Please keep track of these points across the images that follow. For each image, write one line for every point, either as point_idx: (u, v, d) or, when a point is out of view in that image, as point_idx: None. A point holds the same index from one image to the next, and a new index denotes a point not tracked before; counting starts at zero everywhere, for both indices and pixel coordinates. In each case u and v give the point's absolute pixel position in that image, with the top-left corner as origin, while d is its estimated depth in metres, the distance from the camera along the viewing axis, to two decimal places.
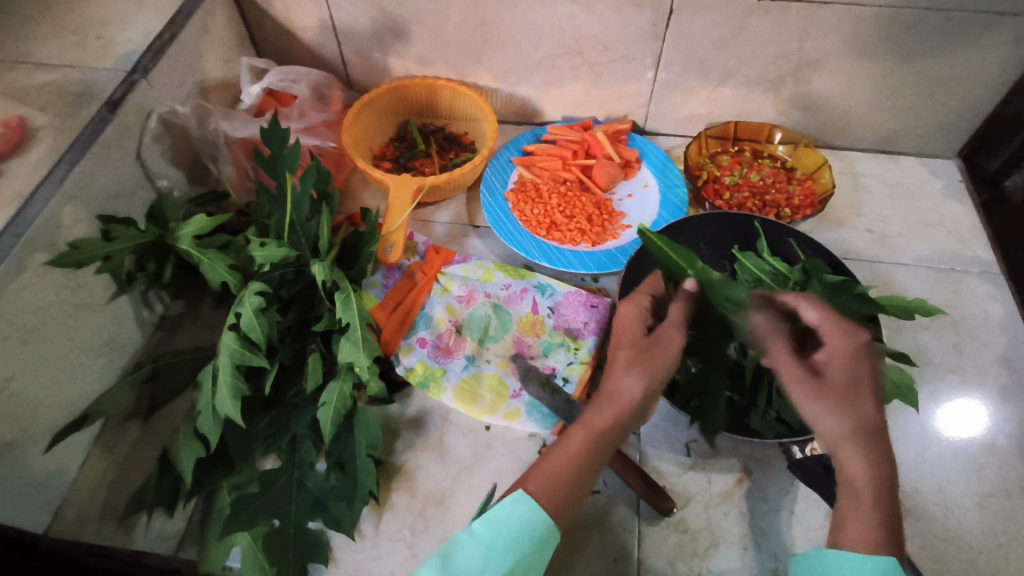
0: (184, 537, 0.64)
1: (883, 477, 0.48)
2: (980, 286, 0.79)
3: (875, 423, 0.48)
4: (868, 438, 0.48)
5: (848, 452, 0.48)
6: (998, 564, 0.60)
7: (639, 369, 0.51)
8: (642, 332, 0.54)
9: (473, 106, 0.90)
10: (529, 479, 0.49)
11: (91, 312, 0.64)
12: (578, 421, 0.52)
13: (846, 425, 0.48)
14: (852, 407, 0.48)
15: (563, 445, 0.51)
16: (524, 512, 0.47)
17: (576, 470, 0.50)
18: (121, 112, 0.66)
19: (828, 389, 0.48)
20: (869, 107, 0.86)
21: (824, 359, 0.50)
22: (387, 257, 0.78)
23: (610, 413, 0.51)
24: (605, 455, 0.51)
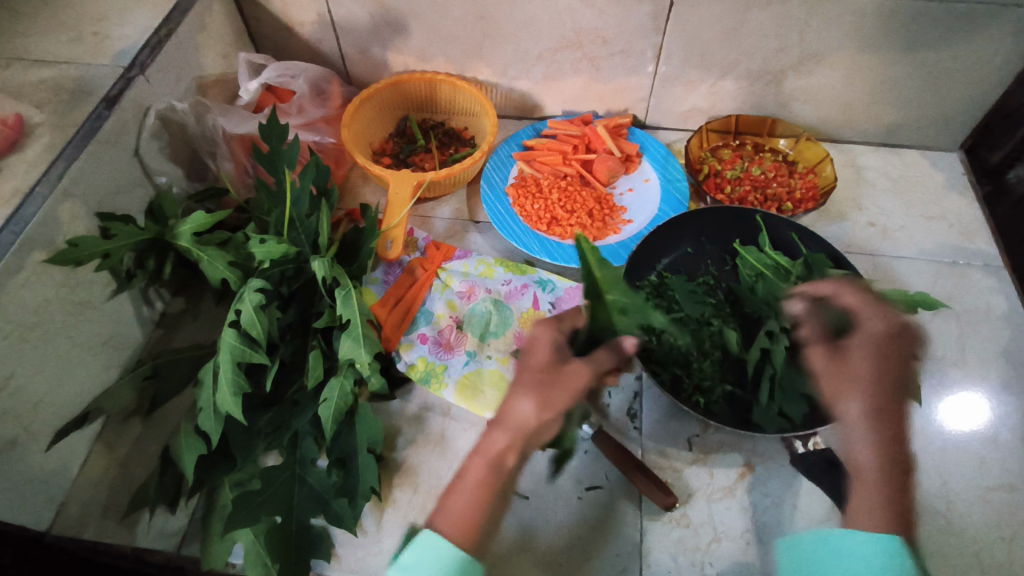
0: (187, 534, 0.64)
1: (893, 453, 0.51)
2: (983, 280, 0.79)
3: (876, 403, 0.53)
4: (886, 419, 0.52)
5: (860, 437, 0.52)
6: (1002, 557, 0.60)
7: (537, 395, 0.52)
8: (555, 357, 0.55)
9: (472, 100, 0.89)
10: (434, 515, 0.50)
11: (90, 310, 0.64)
12: (473, 450, 0.52)
13: (862, 408, 0.53)
14: (862, 391, 0.53)
15: (461, 479, 0.50)
16: (434, 551, 0.47)
17: (485, 501, 0.50)
18: (119, 108, 0.65)
19: (853, 376, 0.54)
20: (872, 100, 0.86)
21: (802, 355, 0.55)
22: (387, 253, 0.78)
23: (505, 439, 0.51)
24: (503, 485, 0.50)
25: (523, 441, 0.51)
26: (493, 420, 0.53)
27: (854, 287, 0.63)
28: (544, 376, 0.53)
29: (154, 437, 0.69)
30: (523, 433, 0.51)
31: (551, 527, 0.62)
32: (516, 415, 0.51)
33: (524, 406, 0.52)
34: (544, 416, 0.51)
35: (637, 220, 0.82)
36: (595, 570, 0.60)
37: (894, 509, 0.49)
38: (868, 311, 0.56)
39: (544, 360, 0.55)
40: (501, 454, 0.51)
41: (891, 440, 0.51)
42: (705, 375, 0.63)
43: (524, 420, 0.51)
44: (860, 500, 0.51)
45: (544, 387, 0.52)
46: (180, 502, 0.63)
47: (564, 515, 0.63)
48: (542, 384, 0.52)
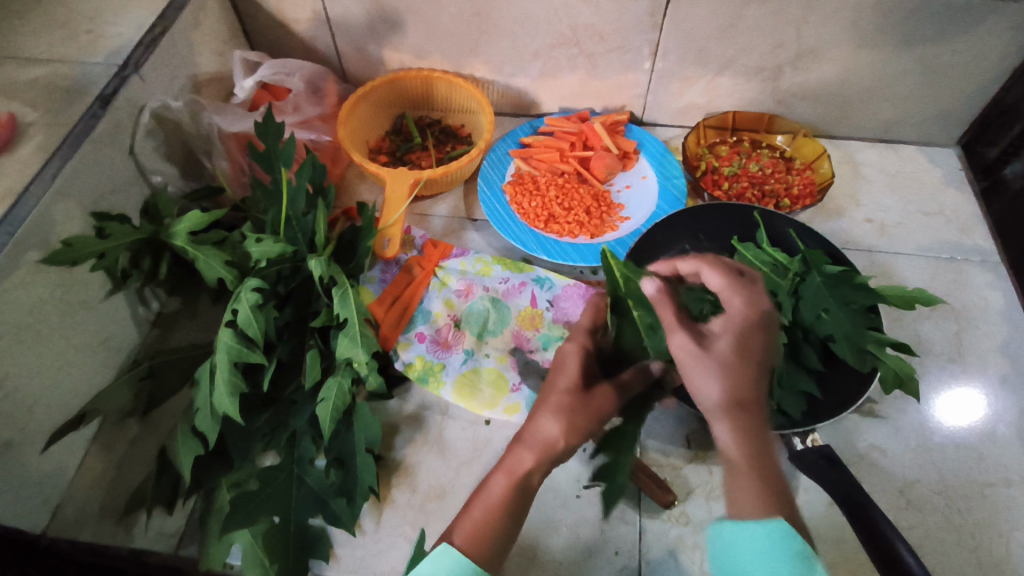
0: (184, 535, 0.64)
1: (759, 453, 0.46)
2: (981, 275, 0.79)
3: (755, 396, 0.49)
4: (747, 406, 0.48)
5: (721, 425, 0.48)
6: (999, 553, 0.60)
7: (563, 417, 0.53)
8: (582, 377, 0.55)
9: (469, 98, 0.89)
10: (454, 530, 0.50)
11: (86, 310, 0.63)
12: (499, 465, 0.53)
13: (726, 389, 0.48)
14: (734, 376, 0.49)
15: (483, 494, 0.52)
16: (448, 566, 0.47)
17: (506, 517, 0.51)
18: (113, 107, 0.65)
19: (714, 356, 0.49)
20: (869, 96, 0.86)
21: (719, 329, 0.51)
22: (384, 251, 0.77)
23: (530, 456, 0.52)
24: (525, 501, 0.52)
25: (549, 459, 0.53)
26: (520, 438, 0.54)
27: (854, 284, 0.64)
28: (573, 399, 0.54)
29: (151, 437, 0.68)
30: (549, 453, 0.53)
31: (550, 526, 0.62)
32: (540, 433, 0.53)
33: (549, 425, 0.53)
34: (571, 437, 0.53)
35: (635, 217, 0.82)
36: (594, 568, 0.60)
37: (775, 495, 0.46)
38: (733, 294, 0.54)
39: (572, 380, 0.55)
40: (526, 471, 0.52)
41: (756, 427, 0.47)
42: None
43: (550, 438, 0.53)
44: (738, 494, 0.46)
45: (572, 409, 0.53)
46: (177, 502, 0.63)
47: (563, 514, 0.63)
48: (570, 405, 0.54)
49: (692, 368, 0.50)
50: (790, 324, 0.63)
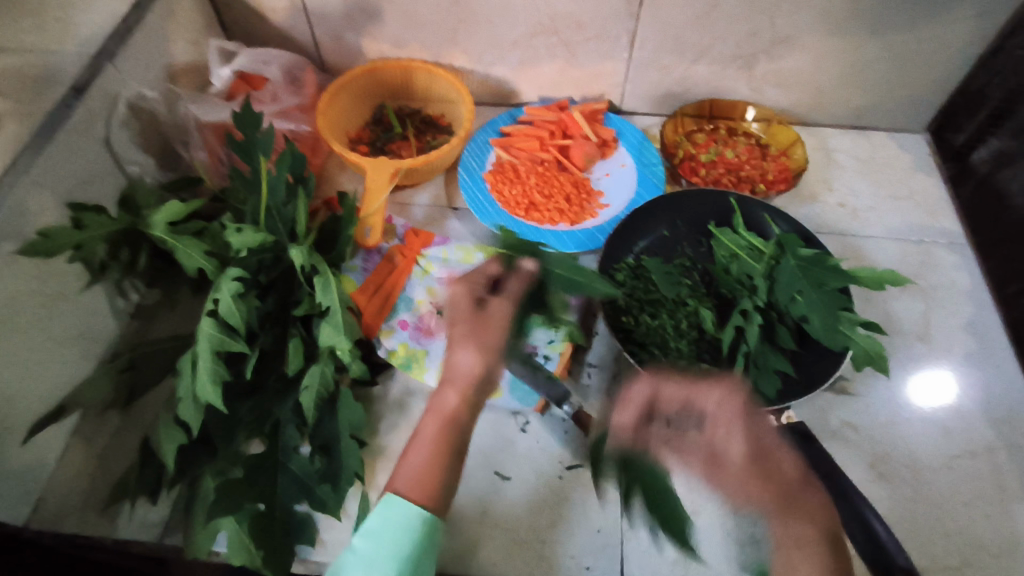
0: (169, 524, 0.65)
1: (826, 524, 0.48)
2: (948, 257, 0.81)
3: (794, 479, 0.50)
4: (795, 496, 0.49)
5: (783, 525, 0.48)
6: (965, 522, 0.62)
7: (473, 344, 0.54)
8: (473, 304, 0.57)
9: (449, 88, 0.89)
10: (395, 479, 0.51)
11: (63, 301, 0.63)
12: (427, 411, 0.54)
13: (770, 496, 0.48)
14: (767, 474, 0.49)
15: (416, 438, 0.53)
16: (398, 514, 0.49)
17: (442, 457, 0.51)
18: (87, 96, 0.64)
19: (733, 462, 0.50)
20: (840, 83, 0.88)
21: (724, 437, 0.52)
22: (366, 240, 0.78)
23: (453, 394, 0.54)
24: (460, 438, 0.53)
25: (471, 393, 0.54)
26: (443, 380, 0.55)
27: (825, 266, 0.65)
28: (473, 325, 0.55)
29: (132, 428, 0.68)
30: (471, 384, 0.54)
31: (532, 507, 0.63)
32: (459, 367, 0.54)
33: (465, 357, 0.54)
34: (487, 360, 0.54)
35: (614, 204, 0.83)
36: (577, 546, 0.61)
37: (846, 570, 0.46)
38: (702, 392, 0.54)
39: (466, 312, 0.56)
40: (455, 409, 0.53)
41: (817, 510, 0.48)
42: (681, 353, 0.65)
43: (467, 370, 0.54)
44: (796, 563, 0.47)
45: (476, 334, 0.55)
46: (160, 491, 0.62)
47: (544, 495, 0.64)
48: (471, 331, 0.55)
49: (725, 482, 0.50)
50: (765, 305, 0.67)
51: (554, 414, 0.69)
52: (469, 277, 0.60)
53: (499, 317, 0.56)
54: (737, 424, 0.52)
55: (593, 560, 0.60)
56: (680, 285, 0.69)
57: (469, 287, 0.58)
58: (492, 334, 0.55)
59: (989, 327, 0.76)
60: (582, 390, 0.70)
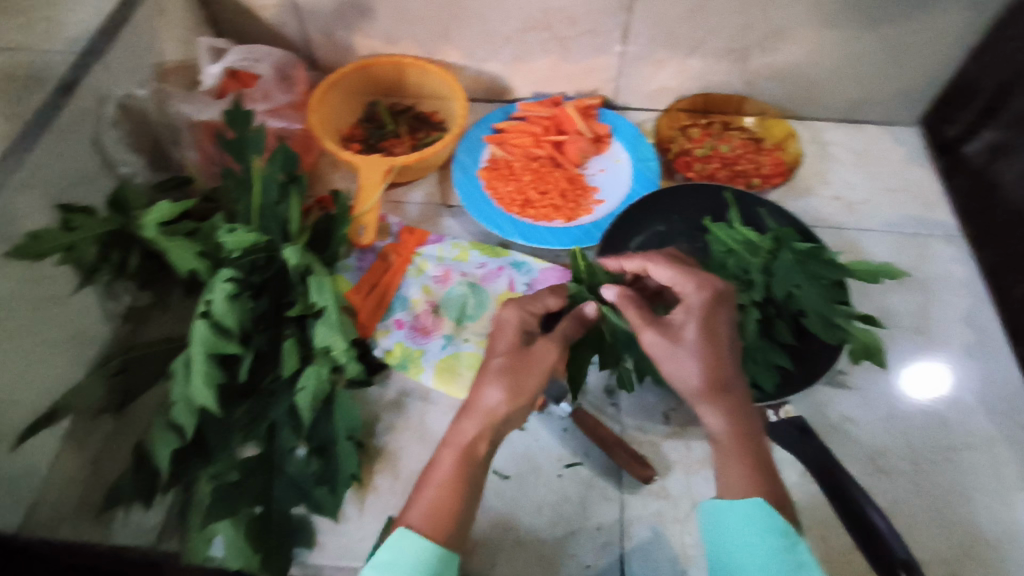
0: (164, 529, 0.63)
1: (743, 423, 0.51)
2: (943, 249, 0.82)
3: (729, 377, 0.52)
4: (723, 389, 0.52)
5: (704, 406, 0.52)
6: (964, 514, 0.63)
7: (505, 381, 0.54)
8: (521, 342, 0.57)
9: (442, 84, 0.88)
10: (409, 514, 0.49)
11: (54, 305, 0.62)
12: (444, 443, 0.53)
13: (701, 376, 0.52)
14: (708, 361, 0.52)
15: (431, 474, 0.51)
16: (410, 549, 0.47)
17: (458, 493, 0.50)
18: (75, 96, 0.63)
19: (682, 344, 0.53)
20: (834, 76, 0.87)
21: (681, 320, 0.55)
22: (360, 239, 0.77)
23: (472, 425, 0.52)
24: (475, 474, 0.51)
25: (493, 428, 0.53)
26: (462, 410, 0.54)
27: (822, 260, 0.65)
28: (510, 361, 0.55)
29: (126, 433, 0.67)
30: (491, 423, 0.53)
31: (532, 506, 0.63)
32: (482, 402, 0.53)
33: (492, 394, 0.53)
34: (515, 403, 0.53)
35: (610, 200, 0.82)
36: (578, 544, 0.61)
37: (760, 472, 0.49)
38: (686, 281, 0.58)
39: (508, 345, 0.57)
40: (472, 441, 0.52)
41: (739, 407, 0.51)
42: None
43: (493, 406, 0.53)
44: (725, 471, 0.50)
45: (512, 371, 0.54)
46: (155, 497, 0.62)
47: (544, 494, 0.64)
48: (507, 368, 0.54)
49: (664, 358, 0.54)
50: (761, 300, 0.66)
51: (553, 412, 0.67)
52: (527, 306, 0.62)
53: (543, 360, 0.56)
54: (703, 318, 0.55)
55: (594, 558, 0.60)
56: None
57: (522, 316, 0.60)
58: (531, 376, 0.55)
59: (985, 319, 0.76)
60: (580, 388, 0.69)
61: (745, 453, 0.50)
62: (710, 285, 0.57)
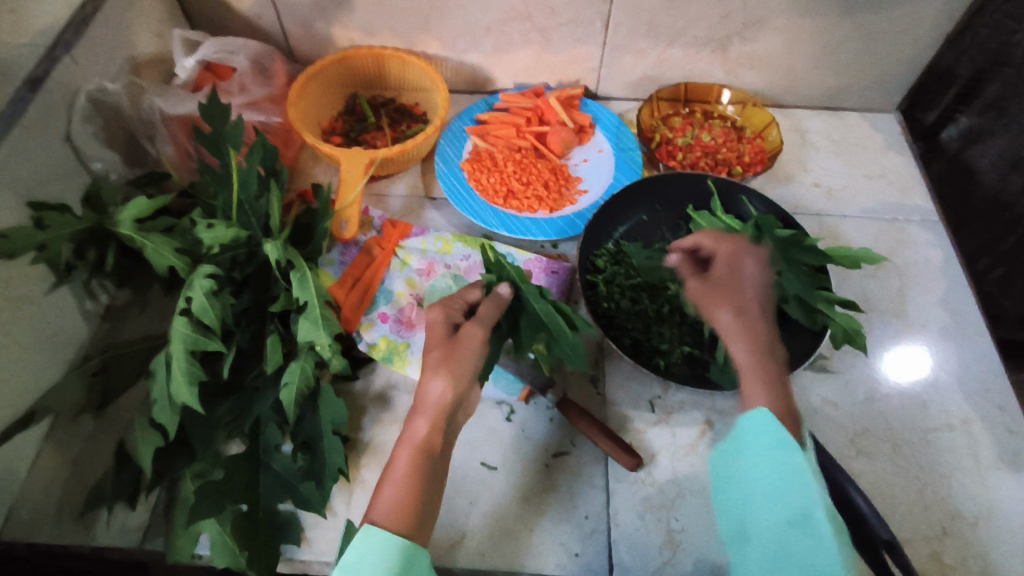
0: (149, 529, 0.62)
1: (763, 341, 0.56)
2: (921, 234, 0.83)
3: (750, 304, 0.58)
4: (746, 315, 0.58)
5: (734, 337, 0.57)
6: (943, 493, 0.64)
7: (445, 370, 0.54)
8: (448, 332, 0.57)
9: (422, 75, 0.88)
10: (371, 510, 0.50)
11: (29, 305, 0.61)
12: (399, 441, 0.53)
13: (733, 311, 0.58)
14: (733, 293, 0.59)
15: (389, 470, 0.51)
16: (374, 545, 0.47)
17: (420, 488, 0.50)
18: (44, 90, 0.62)
19: (719, 285, 0.61)
20: (813, 64, 0.88)
21: (719, 267, 0.63)
22: (342, 233, 0.76)
23: (425, 421, 0.53)
24: (435, 467, 0.52)
25: (443, 419, 0.53)
26: (414, 408, 0.54)
27: (801, 246, 0.66)
28: (444, 351, 0.55)
29: (107, 433, 0.66)
30: (442, 411, 0.53)
31: (520, 496, 0.63)
32: (429, 395, 0.53)
33: (435, 385, 0.54)
34: (458, 387, 0.54)
35: (593, 190, 0.82)
36: (566, 533, 0.61)
37: (771, 385, 0.54)
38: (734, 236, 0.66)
39: (438, 339, 0.57)
40: (426, 436, 0.52)
41: (762, 342, 0.56)
42: (664, 337, 0.67)
43: (440, 399, 0.53)
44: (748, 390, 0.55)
45: (448, 361, 0.55)
46: (139, 496, 0.61)
47: (531, 483, 0.64)
48: (446, 358, 0.55)
49: (706, 302, 0.60)
50: None
51: (539, 402, 0.68)
52: (447, 302, 0.61)
53: (469, 343, 0.56)
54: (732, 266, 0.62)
55: (582, 547, 0.60)
56: (636, 276, 0.70)
57: (447, 313, 0.59)
58: (465, 362, 0.55)
59: (962, 301, 0.77)
60: (566, 378, 0.70)
61: (762, 374, 0.55)
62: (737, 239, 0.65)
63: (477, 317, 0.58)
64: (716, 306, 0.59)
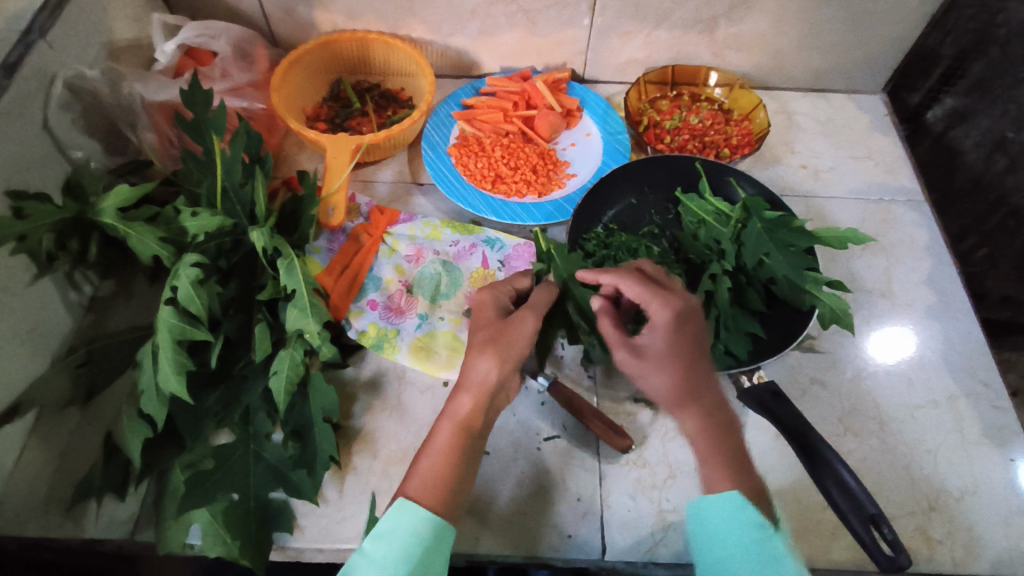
0: (139, 519, 0.61)
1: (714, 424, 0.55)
2: (907, 214, 0.83)
3: (695, 382, 0.55)
4: (692, 398, 0.55)
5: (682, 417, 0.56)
6: (928, 469, 0.65)
7: (492, 350, 0.56)
8: (499, 316, 0.59)
9: (407, 60, 0.87)
10: (407, 485, 0.52)
11: (10, 297, 0.60)
12: (443, 415, 0.55)
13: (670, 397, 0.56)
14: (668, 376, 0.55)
15: (430, 442, 0.54)
16: (410, 517, 0.50)
17: (456, 463, 0.53)
18: (20, 76, 0.60)
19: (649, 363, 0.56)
20: (799, 45, 0.88)
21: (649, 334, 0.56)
22: (330, 220, 0.75)
23: (468, 399, 0.55)
24: (471, 444, 0.54)
25: (486, 399, 0.55)
26: (459, 384, 0.56)
27: (792, 227, 0.65)
28: (491, 333, 0.57)
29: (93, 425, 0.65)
30: (484, 390, 0.55)
31: (512, 480, 0.63)
32: (476, 374, 0.55)
33: (483, 364, 0.55)
34: (503, 368, 0.55)
35: (581, 174, 0.82)
36: (559, 515, 0.61)
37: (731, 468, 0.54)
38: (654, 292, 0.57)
39: (488, 320, 0.59)
40: (467, 414, 0.54)
41: (711, 412, 0.55)
42: None
43: (486, 379, 0.55)
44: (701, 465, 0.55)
45: (496, 341, 0.56)
46: (129, 486, 0.61)
47: (524, 467, 0.64)
48: (492, 339, 0.56)
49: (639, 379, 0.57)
50: (733, 269, 0.67)
51: (529, 387, 0.68)
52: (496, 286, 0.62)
53: (521, 329, 0.57)
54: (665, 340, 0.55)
55: (576, 529, 0.61)
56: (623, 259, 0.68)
57: (496, 298, 0.61)
58: (513, 345, 0.56)
59: (947, 280, 0.78)
60: (556, 362, 0.70)
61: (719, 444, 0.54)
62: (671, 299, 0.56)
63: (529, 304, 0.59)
64: (650, 375, 0.56)
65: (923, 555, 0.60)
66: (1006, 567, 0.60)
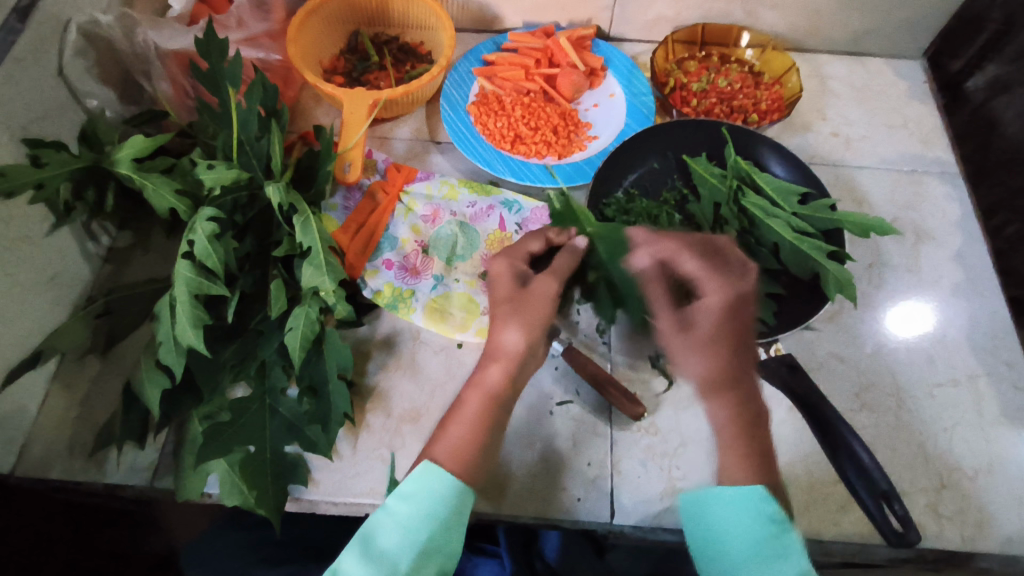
0: (159, 468, 0.62)
1: (743, 416, 0.56)
2: (939, 187, 0.81)
3: (733, 373, 0.56)
4: (729, 385, 0.55)
5: (713, 401, 0.56)
6: (943, 446, 0.64)
7: (517, 321, 0.57)
8: (518, 283, 0.59)
9: (427, 13, 0.84)
10: (434, 449, 0.54)
11: (29, 246, 0.60)
12: (469, 384, 0.57)
13: (712, 376, 0.56)
14: (709, 358, 0.55)
15: (457, 412, 0.55)
16: (432, 480, 0.51)
17: (482, 430, 0.55)
18: (34, 21, 0.59)
19: (692, 334, 0.56)
20: (838, 5, 0.84)
21: (697, 310, 0.57)
22: (346, 176, 0.73)
23: (497, 369, 0.56)
24: (499, 413, 0.56)
25: (514, 368, 0.56)
26: (487, 355, 0.57)
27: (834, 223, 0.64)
28: (514, 303, 0.57)
29: (112, 374, 0.67)
30: (516, 359, 0.56)
31: (521, 441, 0.64)
32: (505, 345, 0.56)
33: (511, 335, 0.57)
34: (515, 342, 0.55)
35: (603, 137, 0.80)
36: (570, 478, 0.62)
37: (753, 456, 0.55)
38: (710, 279, 0.57)
39: (509, 290, 0.59)
40: (495, 385, 0.56)
41: (741, 402, 0.56)
42: None
43: (513, 346, 0.56)
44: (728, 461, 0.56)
45: (520, 313, 0.57)
46: (148, 435, 0.62)
47: (536, 429, 0.64)
48: (515, 309, 0.57)
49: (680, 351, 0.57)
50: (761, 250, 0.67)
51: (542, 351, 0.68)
52: (511, 252, 0.62)
53: (546, 293, 0.58)
54: (725, 315, 0.56)
55: (585, 492, 0.61)
56: (644, 227, 0.67)
57: (511, 264, 0.61)
58: (538, 312, 0.57)
59: (976, 256, 0.76)
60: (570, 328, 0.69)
61: (733, 433, 0.56)
62: (730, 284, 0.57)
63: (551, 270, 0.60)
64: (682, 355, 0.57)
65: (932, 532, 0.60)
66: (1016, 546, 0.60)
